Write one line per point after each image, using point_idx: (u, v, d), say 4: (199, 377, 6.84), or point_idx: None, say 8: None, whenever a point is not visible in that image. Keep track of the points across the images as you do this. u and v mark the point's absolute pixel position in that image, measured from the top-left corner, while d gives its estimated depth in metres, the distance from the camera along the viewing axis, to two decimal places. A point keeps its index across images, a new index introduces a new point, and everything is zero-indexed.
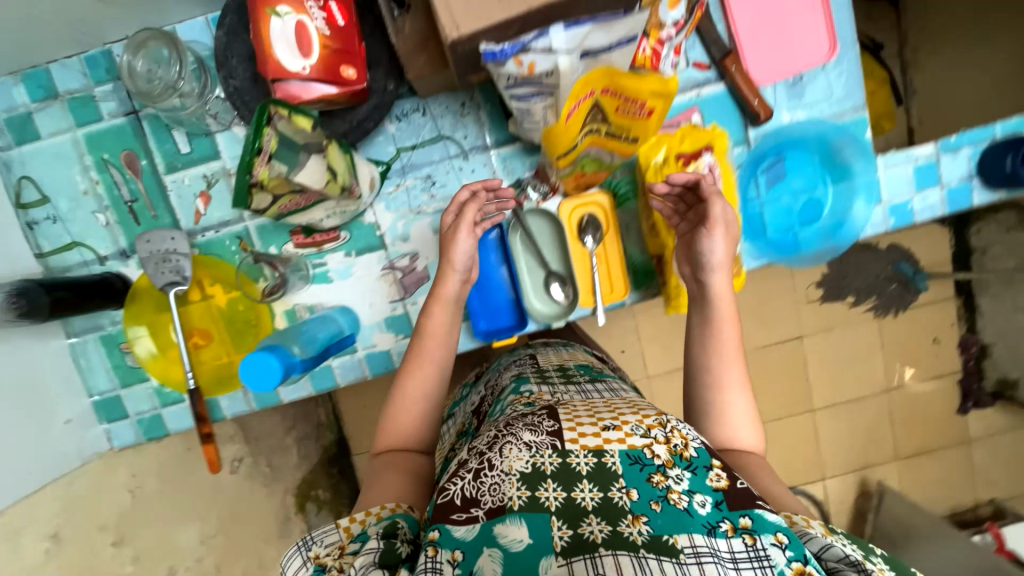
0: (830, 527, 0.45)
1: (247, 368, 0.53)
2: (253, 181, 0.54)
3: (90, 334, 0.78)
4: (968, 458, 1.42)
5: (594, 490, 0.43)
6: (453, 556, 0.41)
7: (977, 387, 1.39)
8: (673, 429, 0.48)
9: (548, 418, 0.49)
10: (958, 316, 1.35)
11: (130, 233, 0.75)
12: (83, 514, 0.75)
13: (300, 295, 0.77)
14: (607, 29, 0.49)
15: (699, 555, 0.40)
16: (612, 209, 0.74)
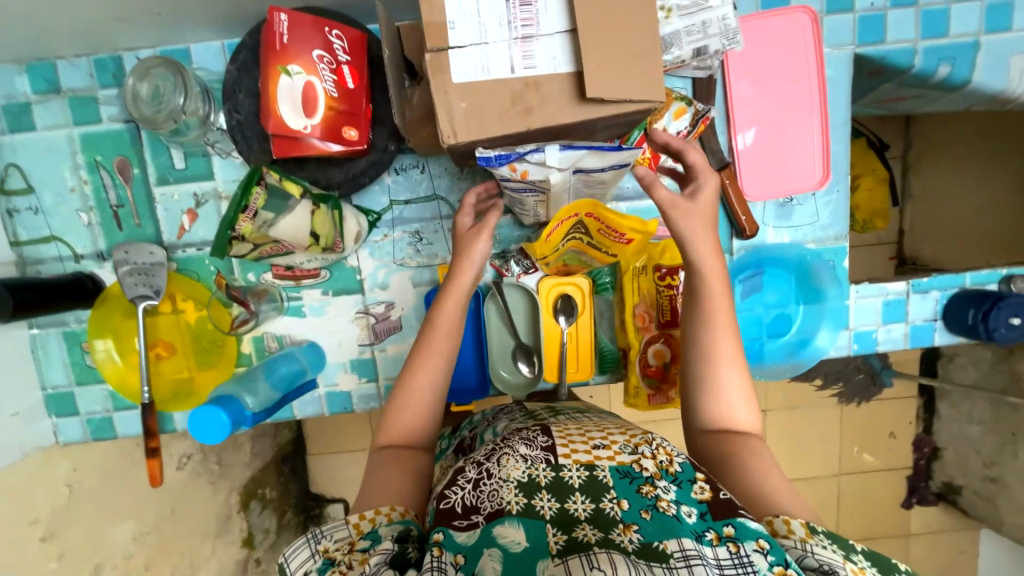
0: (812, 526, 0.45)
1: (197, 418, 0.55)
2: (235, 235, 0.56)
3: (53, 329, 0.78)
4: (906, 550, 1.46)
5: (587, 502, 0.45)
6: (455, 559, 0.43)
7: (923, 485, 1.44)
8: (658, 446, 0.51)
9: (542, 434, 0.52)
10: (917, 415, 1.41)
11: (110, 237, 0.75)
12: (13, 508, 0.75)
13: (271, 325, 0.78)
14: (601, 157, 0.49)
15: (687, 557, 0.41)
16: (590, 294, 0.76)
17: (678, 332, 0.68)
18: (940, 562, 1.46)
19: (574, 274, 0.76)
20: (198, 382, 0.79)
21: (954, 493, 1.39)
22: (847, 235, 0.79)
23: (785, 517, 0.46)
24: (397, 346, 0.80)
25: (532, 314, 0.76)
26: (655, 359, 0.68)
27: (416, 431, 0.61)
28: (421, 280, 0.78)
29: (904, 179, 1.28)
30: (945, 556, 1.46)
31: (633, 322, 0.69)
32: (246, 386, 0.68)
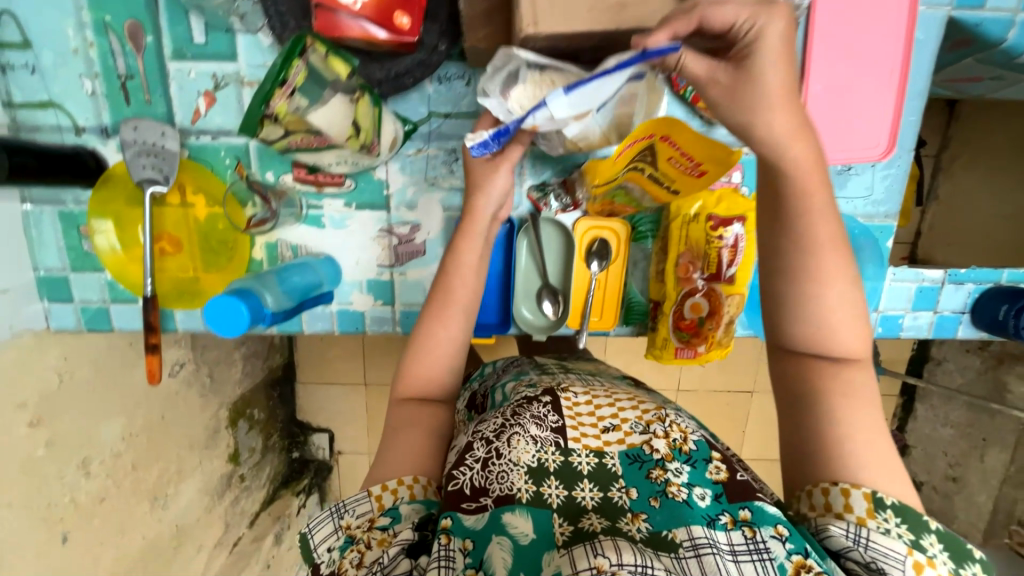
0: (875, 496, 0.44)
1: (217, 306, 0.51)
2: (268, 111, 0.51)
3: (48, 206, 0.71)
4: None
5: (594, 490, 0.47)
6: (463, 544, 0.43)
7: None
8: (670, 424, 0.52)
9: (551, 412, 0.52)
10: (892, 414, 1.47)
11: (116, 111, 0.68)
12: (3, 388, 0.72)
13: (287, 232, 0.73)
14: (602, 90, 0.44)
15: (696, 547, 0.43)
16: (626, 241, 0.73)
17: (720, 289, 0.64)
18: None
19: (613, 218, 0.72)
20: (204, 284, 0.74)
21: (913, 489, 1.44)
22: (897, 216, 0.77)
23: (846, 486, 0.45)
24: (417, 272, 0.76)
25: (563, 254, 0.72)
26: (690, 313, 0.65)
27: (431, 373, 0.61)
28: (451, 204, 0.73)
29: (933, 182, 1.22)
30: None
31: (675, 272, 0.65)
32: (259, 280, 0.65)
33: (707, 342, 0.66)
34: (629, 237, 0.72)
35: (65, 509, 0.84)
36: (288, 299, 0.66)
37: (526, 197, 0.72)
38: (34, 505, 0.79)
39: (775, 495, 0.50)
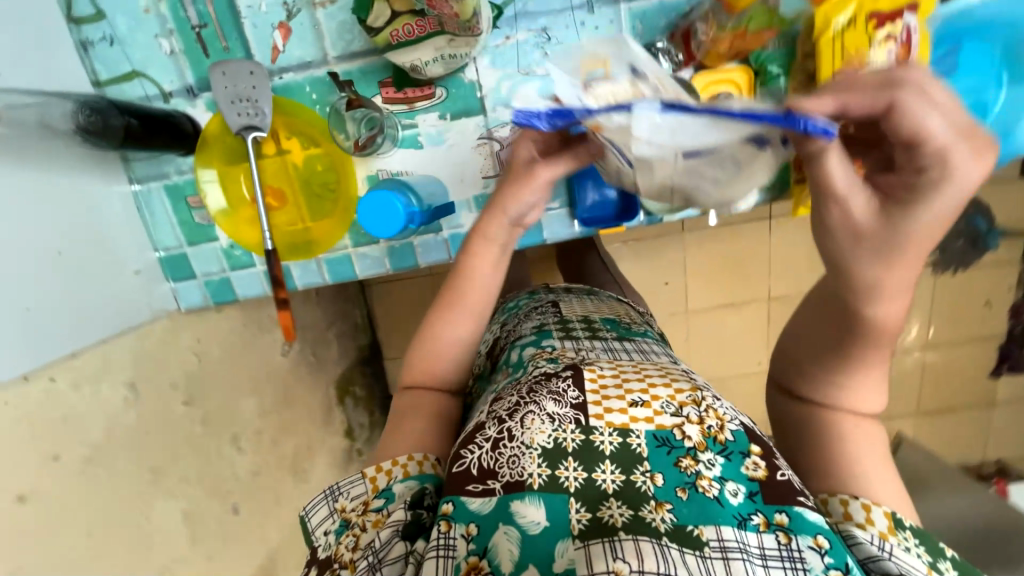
0: (893, 515, 0.44)
1: (368, 203, 0.62)
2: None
3: (154, 182, 0.72)
4: (987, 419, 1.39)
5: (616, 472, 0.45)
6: (467, 529, 0.44)
7: (1016, 352, 1.30)
8: (707, 408, 0.50)
9: (572, 387, 0.51)
10: (1018, 281, 1.21)
11: (198, 67, 0.66)
12: (158, 369, 0.73)
13: (386, 159, 0.70)
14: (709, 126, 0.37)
15: (724, 549, 0.41)
16: (750, 88, 0.64)
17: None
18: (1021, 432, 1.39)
19: (731, 65, 0.64)
20: (316, 232, 0.73)
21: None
22: None
23: (864, 501, 0.45)
24: None
25: None
26: None
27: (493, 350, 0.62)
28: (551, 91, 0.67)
29: None
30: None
31: None
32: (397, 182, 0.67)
33: None
34: (754, 84, 0.64)
35: (230, 482, 0.87)
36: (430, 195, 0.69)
37: None
38: (205, 479, 0.81)
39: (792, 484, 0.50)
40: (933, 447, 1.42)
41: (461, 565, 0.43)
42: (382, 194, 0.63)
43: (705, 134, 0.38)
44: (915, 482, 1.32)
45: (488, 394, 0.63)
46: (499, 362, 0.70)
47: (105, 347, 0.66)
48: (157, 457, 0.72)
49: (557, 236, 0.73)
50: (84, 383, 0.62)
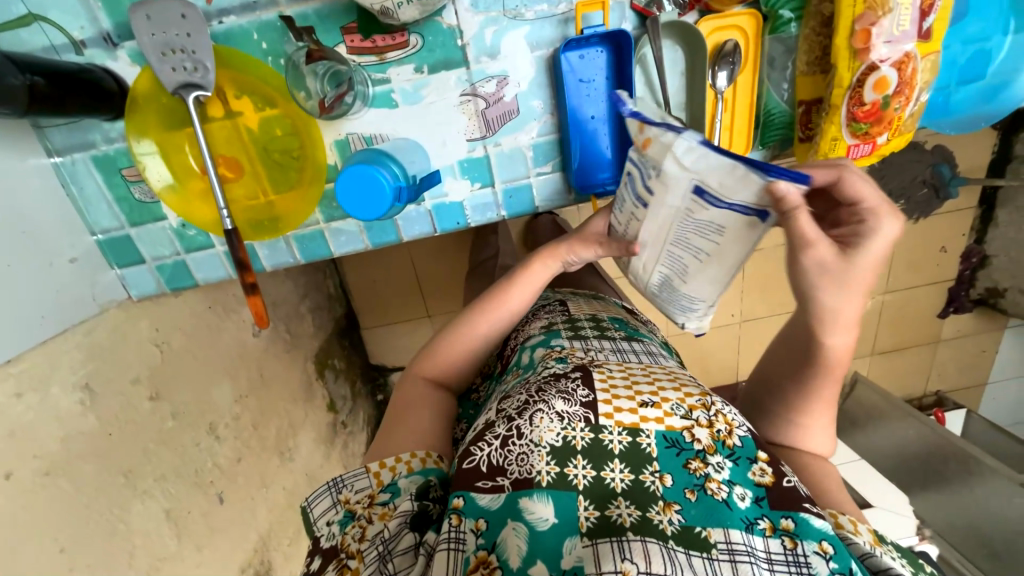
0: (880, 535, 0.47)
1: (348, 180, 0.54)
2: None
3: (79, 152, 0.62)
4: (932, 356, 1.51)
5: (625, 472, 0.49)
6: (477, 524, 0.46)
7: (963, 295, 1.39)
8: (717, 413, 0.53)
9: (582, 387, 0.54)
10: (972, 227, 1.27)
11: (116, 11, 0.54)
12: (115, 365, 0.66)
13: (357, 122, 0.62)
14: (732, 177, 0.41)
15: (732, 552, 0.44)
16: (757, 37, 0.59)
17: (915, 50, 0.52)
18: (959, 365, 1.51)
19: (738, 9, 0.58)
20: (281, 207, 0.64)
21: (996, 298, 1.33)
22: None
23: (851, 517, 0.47)
24: (512, 139, 0.65)
25: (686, 65, 0.61)
26: (873, 93, 0.53)
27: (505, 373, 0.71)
28: (541, 40, 0.60)
29: None
30: (968, 357, 1.50)
31: (850, 44, 0.52)
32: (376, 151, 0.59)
33: (889, 129, 0.56)
34: (761, 31, 0.59)
35: (212, 471, 0.83)
36: (413, 168, 0.62)
37: (629, 7, 0.59)
38: (186, 472, 0.77)
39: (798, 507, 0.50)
40: (884, 383, 1.54)
41: (470, 559, 0.44)
42: (356, 171, 0.54)
43: (726, 193, 0.43)
44: (867, 416, 1.43)
45: (498, 393, 0.66)
46: (508, 364, 0.73)
47: (49, 349, 0.58)
48: (127, 458, 0.66)
49: (544, 203, 0.68)
50: (29, 390, 0.55)
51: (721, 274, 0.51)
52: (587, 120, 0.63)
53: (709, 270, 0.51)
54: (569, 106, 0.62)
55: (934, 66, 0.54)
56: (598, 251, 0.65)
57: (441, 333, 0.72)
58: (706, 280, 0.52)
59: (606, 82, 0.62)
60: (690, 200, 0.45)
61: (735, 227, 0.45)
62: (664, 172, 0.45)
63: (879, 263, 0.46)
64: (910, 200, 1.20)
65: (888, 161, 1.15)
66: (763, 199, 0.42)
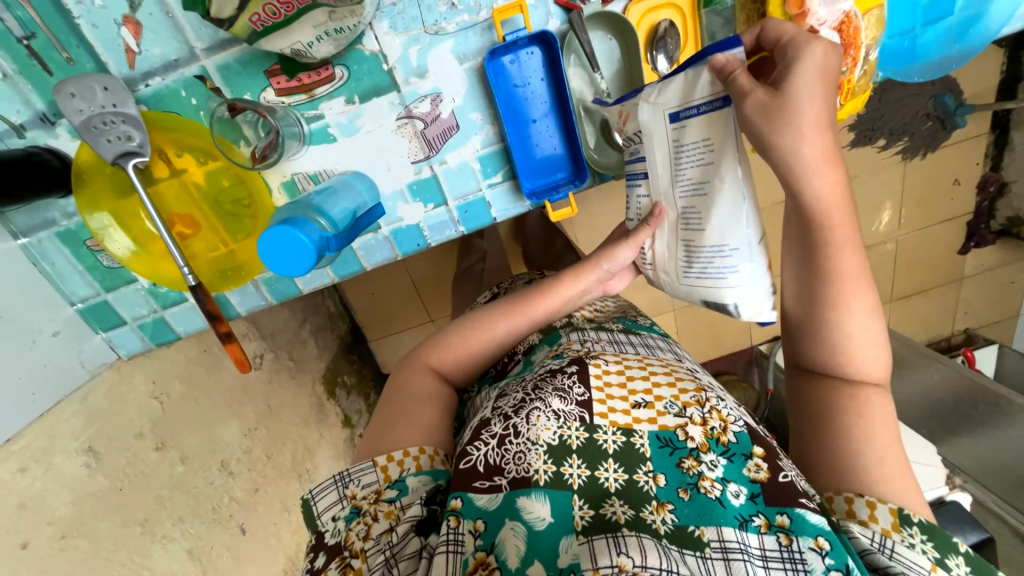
0: (901, 514, 0.44)
1: (269, 242, 0.51)
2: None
3: (42, 231, 0.64)
4: (956, 294, 1.44)
5: (619, 472, 0.48)
6: (475, 526, 0.45)
7: (983, 227, 1.31)
8: (711, 410, 0.52)
9: (578, 383, 0.53)
10: (986, 153, 1.17)
11: (46, 90, 0.55)
12: (115, 425, 0.69)
13: (299, 161, 0.62)
14: (687, 89, 0.49)
15: (725, 550, 0.43)
16: (692, 12, 0.56)
17: (854, 8, 0.52)
18: (986, 300, 1.44)
19: None
20: (242, 254, 0.65)
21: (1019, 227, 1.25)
22: None
23: (870, 500, 0.45)
24: (457, 155, 0.64)
25: (621, 54, 0.59)
26: None
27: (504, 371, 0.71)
28: (467, 50, 0.58)
29: None
30: (994, 290, 1.43)
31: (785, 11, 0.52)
32: (297, 207, 0.56)
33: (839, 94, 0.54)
34: (697, 6, 0.56)
35: (230, 506, 0.85)
36: (351, 204, 0.60)
37: (554, 3, 0.56)
38: (204, 511, 0.78)
39: (814, 498, 0.46)
40: (905, 328, 1.49)
41: (470, 561, 0.44)
42: (277, 229, 0.51)
43: (691, 105, 0.49)
44: None
45: (492, 392, 0.65)
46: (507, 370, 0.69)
47: (47, 422, 0.61)
48: (143, 508, 0.69)
49: (501, 215, 0.68)
50: (33, 463, 0.58)
51: (735, 205, 0.49)
52: (530, 124, 0.62)
53: (727, 205, 0.50)
54: (510, 116, 0.61)
55: (879, 20, 0.53)
56: (633, 252, 0.64)
57: (453, 328, 0.71)
58: (725, 216, 0.50)
59: (544, 84, 0.60)
60: (674, 132, 0.51)
61: (714, 131, 0.48)
62: (645, 125, 0.53)
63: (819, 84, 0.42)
64: (913, 136, 1.11)
65: (887, 97, 1.05)
66: (716, 85, 0.46)
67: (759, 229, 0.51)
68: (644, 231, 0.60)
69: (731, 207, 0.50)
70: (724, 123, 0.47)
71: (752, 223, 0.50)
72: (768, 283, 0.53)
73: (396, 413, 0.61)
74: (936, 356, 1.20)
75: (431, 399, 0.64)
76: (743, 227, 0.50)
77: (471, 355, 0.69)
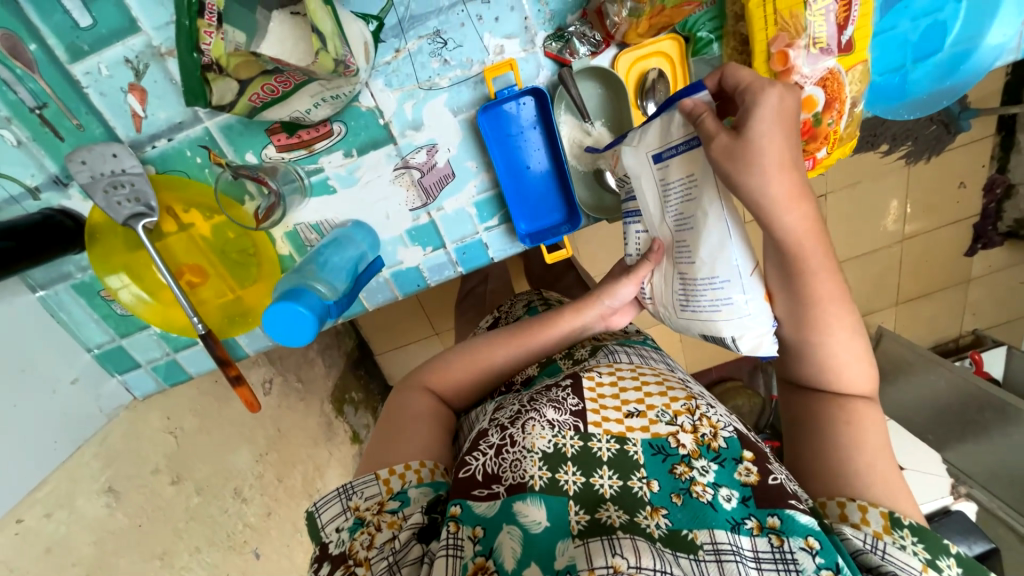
0: (892, 515, 0.43)
1: (273, 316, 0.53)
2: (207, 62, 0.45)
3: (59, 284, 0.68)
4: (964, 296, 1.43)
5: (614, 478, 0.48)
6: (474, 531, 0.44)
7: (991, 230, 1.29)
8: (702, 417, 0.52)
9: (572, 395, 0.53)
10: (992, 155, 1.16)
11: (59, 155, 0.57)
12: (132, 463, 0.71)
13: (301, 212, 0.64)
14: (665, 132, 0.51)
15: (718, 552, 0.43)
16: (680, 61, 0.58)
17: (838, 65, 0.54)
18: (994, 300, 1.43)
19: (658, 36, 0.57)
20: (249, 300, 0.67)
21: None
22: None
23: (860, 502, 0.44)
24: (454, 201, 0.65)
25: (612, 103, 0.60)
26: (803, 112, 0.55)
27: None
28: (461, 103, 0.59)
29: None
30: (1001, 291, 1.42)
31: (770, 68, 0.54)
32: (304, 275, 0.58)
33: (827, 142, 0.58)
34: (685, 54, 0.58)
35: (243, 533, 0.85)
36: (355, 254, 0.63)
37: (544, 56, 0.58)
38: (219, 539, 0.80)
39: (806, 500, 0.45)
40: (911, 331, 1.49)
41: (468, 565, 0.42)
42: (283, 301, 0.53)
43: (669, 147, 0.50)
44: None
45: (488, 406, 0.64)
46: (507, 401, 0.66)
47: (68, 469, 0.64)
48: (161, 542, 0.71)
49: (498, 255, 0.69)
50: (57, 508, 0.61)
51: (721, 238, 0.49)
52: (526, 170, 0.64)
53: (713, 238, 0.49)
54: (503, 160, 0.62)
55: (864, 74, 0.55)
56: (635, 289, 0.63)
57: (456, 350, 0.70)
58: (714, 246, 0.49)
59: (537, 132, 0.61)
60: (658, 172, 0.52)
61: (694, 167, 0.49)
62: (630, 169, 0.55)
63: (782, 128, 0.43)
64: (916, 141, 1.10)
65: None
66: (688, 126, 0.48)
67: (751, 261, 0.49)
68: (646, 266, 0.59)
69: (717, 241, 0.49)
70: (701, 160, 0.48)
71: (742, 256, 0.49)
72: (770, 316, 0.51)
73: (395, 429, 0.59)
74: (940, 361, 1.18)
75: (429, 419, 0.61)
76: (733, 261, 0.49)
77: (471, 376, 0.67)
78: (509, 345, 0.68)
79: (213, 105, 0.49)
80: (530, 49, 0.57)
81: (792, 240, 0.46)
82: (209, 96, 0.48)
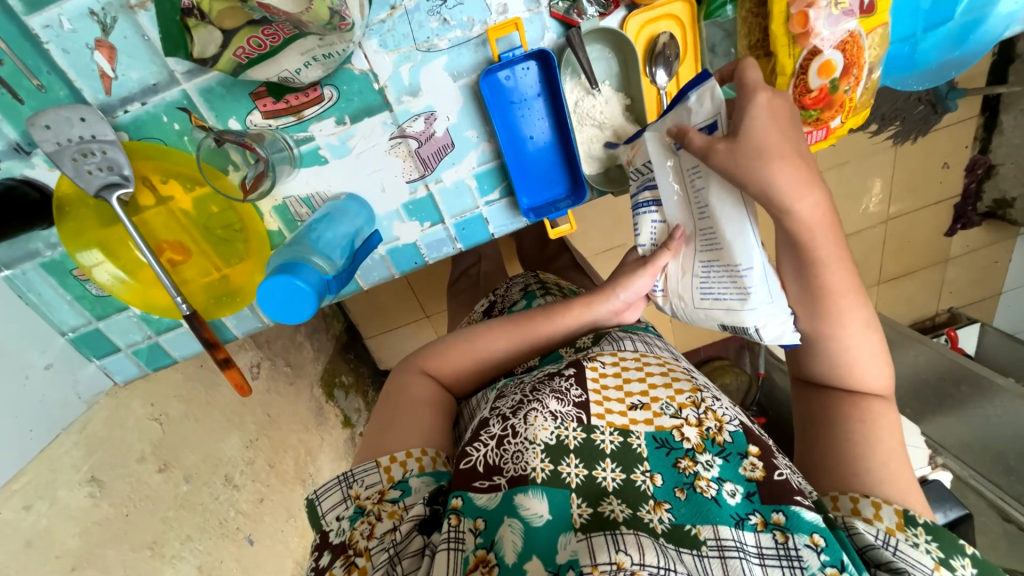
0: (905, 512, 0.43)
1: (269, 289, 0.50)
2: (187, 6, 0.42)
3: (26, 262, 0.63)
4: (942, 274, 1.46)
5: (617, 471, 0.47)
6: (475, 524, 0.43)
7: (970, 209, 1.31)
8: (707, 410, 0.51)
9: (575, 385, 0.51)
10: (976, 136, 1.17)
11: (18, 119, 0.52)
12: (116, 452, 0.67)
13: (291, 184, 0.60)
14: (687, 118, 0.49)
15: (722, 548, 0.42)
16: (692, 23, 0.56)
17: (860, 27, 0.53)
18: (971, 279, 1.47)
19: None
20: (236, 279, 0.63)
21: (1004, 209, 1.26)
22: None
23: (874, 499, 0.44)
24: (453, 172, 0.62)
25: (620, 64, 0.58)
26: (820, 78, 0.55)
27: None
28: (462, 68, 0.56)
29: None
30: (978, 271, 1.45)
31: (788, 30, 0.53)
32: (298, 249, 0.55)
33: (841, 111, 0.58)
34: (696, 17, 0.55)
35: (236, 519, 0.82)
36: (350, 229, 0.60)
37: (550, 17, 0.55)
38: (211, 527, 0.76)
39: (811, 495, 0.45)
40: (891, 310, 1.52)
41: (470, 559, 0.42)
42: (281, 274, 0.50)
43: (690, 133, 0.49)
44: None
45: (488, 394, 0.62)
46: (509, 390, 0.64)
47: (46, 458, 0.60)
48: (149, 531, 0.67)
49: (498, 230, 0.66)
50: (37, 499, 0.57)
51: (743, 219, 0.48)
52: (528, 141, 0.61)
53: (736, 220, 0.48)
54: (507, 133, 0.60)
55: (883, 38, 0.55)
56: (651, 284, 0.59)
57: (453, 335, 0.68)
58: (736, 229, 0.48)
59: (541, 101, 0.59)
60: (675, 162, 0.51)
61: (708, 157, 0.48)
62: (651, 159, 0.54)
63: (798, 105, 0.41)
64: (905, 120, 1.09)
65: None
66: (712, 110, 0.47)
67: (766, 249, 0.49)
68: (665, 256, 0.56)
69: (740, 222, 0.48)
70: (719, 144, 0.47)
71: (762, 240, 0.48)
72: (787, 303, 0.50)
73: (393, 416, 0.57)
74: (921, 337, 1.21)
75: (429, 407, 0.59)
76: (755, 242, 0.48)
77: (470, 362, 0.65)
78: (509, 330, 0.66)
79: (195, 59, 0.46)
80: (535, 9, 0.54)
81: (800, 223, 0.46)
82: (190, 47, 0.46)
